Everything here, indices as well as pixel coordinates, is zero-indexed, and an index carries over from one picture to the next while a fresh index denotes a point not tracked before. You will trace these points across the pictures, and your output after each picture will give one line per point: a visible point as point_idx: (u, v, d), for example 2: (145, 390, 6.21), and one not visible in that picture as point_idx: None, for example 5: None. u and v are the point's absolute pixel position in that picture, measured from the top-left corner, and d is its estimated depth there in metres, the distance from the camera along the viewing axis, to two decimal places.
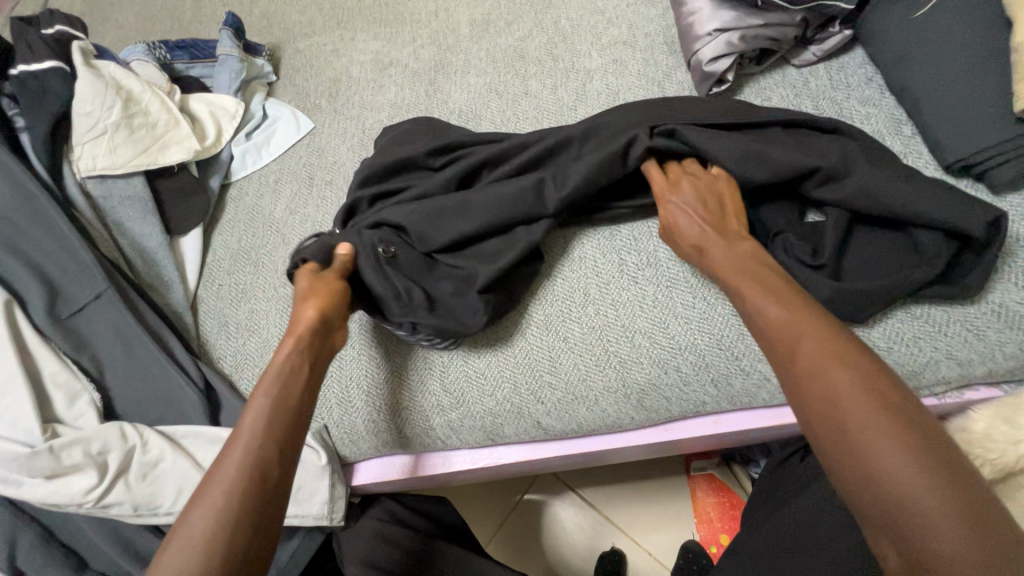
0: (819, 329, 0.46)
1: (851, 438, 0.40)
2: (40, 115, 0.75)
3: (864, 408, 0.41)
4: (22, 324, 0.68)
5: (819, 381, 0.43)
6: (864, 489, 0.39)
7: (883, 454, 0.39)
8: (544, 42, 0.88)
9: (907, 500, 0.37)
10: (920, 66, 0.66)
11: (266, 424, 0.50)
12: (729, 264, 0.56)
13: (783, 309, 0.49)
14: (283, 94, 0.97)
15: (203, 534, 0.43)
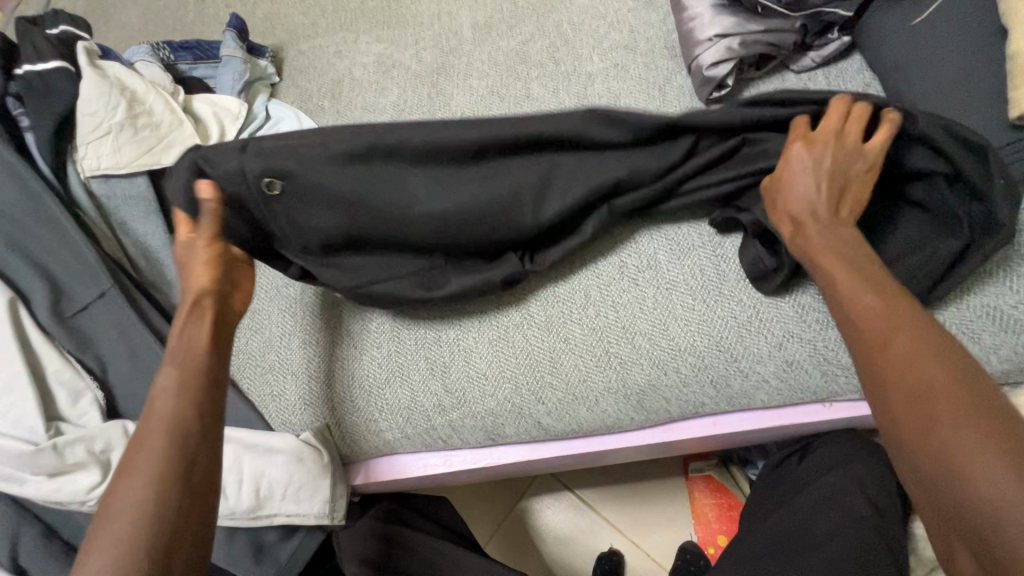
0: (913, 329, 0.44)
1: (941, 436, 0.40)
2: (45, 114, 0.75)
3: (957, 414, 0.40)
4: (26, 322, 0.69)
5: (912, 375, 0.43)
6: (944, 486, 0.39)
7: (976, 463, 0.38)
8: (545, 46, 0.89)
9: (997, 508, 0.36)
10: (917, 73, 0.67)
11: (178, 395, 0.50)
12: (829, 249, 0.52)
13: (876, 304, 0.47)
14: (286, 95, 0.98)
15: (130, 522, 0.44)
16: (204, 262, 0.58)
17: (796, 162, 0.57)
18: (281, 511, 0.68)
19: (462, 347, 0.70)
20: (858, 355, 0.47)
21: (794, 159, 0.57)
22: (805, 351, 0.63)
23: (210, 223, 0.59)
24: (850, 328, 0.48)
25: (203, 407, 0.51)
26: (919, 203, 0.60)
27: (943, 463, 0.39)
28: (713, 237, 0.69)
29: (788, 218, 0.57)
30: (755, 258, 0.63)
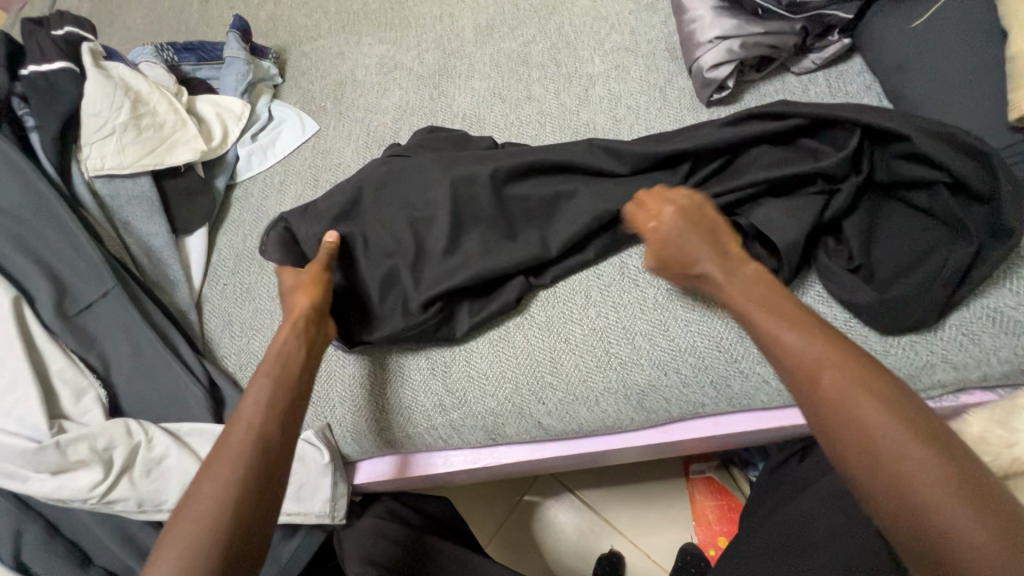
0: (838, 357, 0.44)
1: (893, 470, 0.38)
2: (49, 115, 0.75)
3: (902, 440, 0.39)
4: (30, 321, 0.69)
5: (849, 409, 0.41)
6: (912, 526, 0.36)
7: (930, 490, 0.36)
8: (547, 48, 0.89)
9: (955, 539, 0.35)
10: (917, 75, 0.67)
11: (269, 401, 0.52)
12: (740, 293, 0.54)
13: (801, 338, 0.47)
14: (289, 96, 0.98)
15: (207, 515, 0.44)
16: (309, 285, 0.62)
17: (670, 230, 0.59)
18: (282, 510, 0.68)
19: (464, 348, 0.71)
20: (795, 394, 0.46)
21: (664, 228, 0.59)
22: None
23: (326, 259, 0.65)
24: (781, 367, 0.48)
25: (289, 419, 0.53)
26: (925, 210, 0.60)
27: (902, 500, 0.37)
28: None
29: (692, 274, 0.59)
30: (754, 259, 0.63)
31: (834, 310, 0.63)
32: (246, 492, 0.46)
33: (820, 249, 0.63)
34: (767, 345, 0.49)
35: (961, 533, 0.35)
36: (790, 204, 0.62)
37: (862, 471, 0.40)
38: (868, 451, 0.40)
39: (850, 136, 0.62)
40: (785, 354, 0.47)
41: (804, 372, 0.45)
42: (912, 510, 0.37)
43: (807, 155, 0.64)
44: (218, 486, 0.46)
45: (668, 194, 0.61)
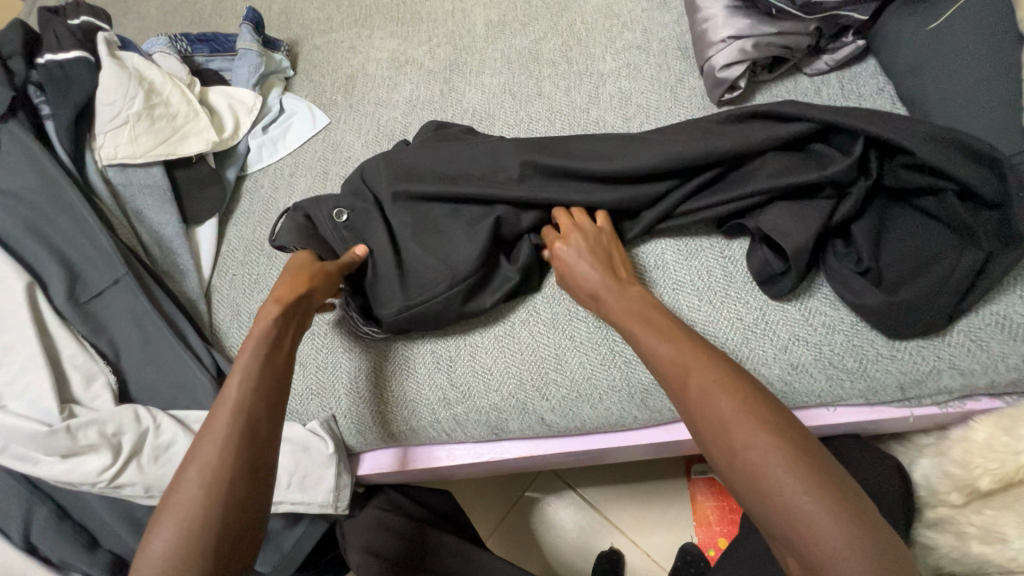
0: (703, 358, 0.49)
1: (744, 461, 0.42)
2: (65, 103, 0.76)
3: (747, 430, 0.43)
4: (43, 306, 0.70)
5: (711, 406, 0.46)
6: (764, 514, 0.41)
7: (771, 474, 0.41)
8: (558, 45, 0.89)
9: (792, 515, 0.40)
10: (931, 79, 0.67)
11: (251, 382, 0.52)
12: (623, 310, 0.57)
13: (670, 344, 0.51)
14: (300, 89, 0.99)
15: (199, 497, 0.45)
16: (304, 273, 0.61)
17: (570, 253, 0.63)
18: (286, 499, 0.69)
19: (467, 344, 0.71)
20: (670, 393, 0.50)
21: (565, 251, 0.63)
22: (811, 355, 0.62)
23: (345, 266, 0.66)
24: (658, 371, 0.52)
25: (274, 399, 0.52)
26: (933, 215, 0.59)
27: (757, 491, 0.41)
28: (721, 242, 0.69)
29: (587, 296, 0.62)
30: (763, 262, 0.63)
31: (842, 313, 0.63)
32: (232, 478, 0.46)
33: (828, 252, 0.63)
34: (645, 350, 0.53)
35: (802, 521, 0.39)
36: (797, 207, 0.62)
37: (725, 463, 0.44)
38: (728, 447, 0.44)
39: (856, 142, 0.61)
40: (660, 363, 0.51)
41: (675, 377, 0.49)
42: (766, 501, 0.41)
43: (814, 161, 0.63)
44: (205, 472, 0.46)
45: (581, 220, 0.66)
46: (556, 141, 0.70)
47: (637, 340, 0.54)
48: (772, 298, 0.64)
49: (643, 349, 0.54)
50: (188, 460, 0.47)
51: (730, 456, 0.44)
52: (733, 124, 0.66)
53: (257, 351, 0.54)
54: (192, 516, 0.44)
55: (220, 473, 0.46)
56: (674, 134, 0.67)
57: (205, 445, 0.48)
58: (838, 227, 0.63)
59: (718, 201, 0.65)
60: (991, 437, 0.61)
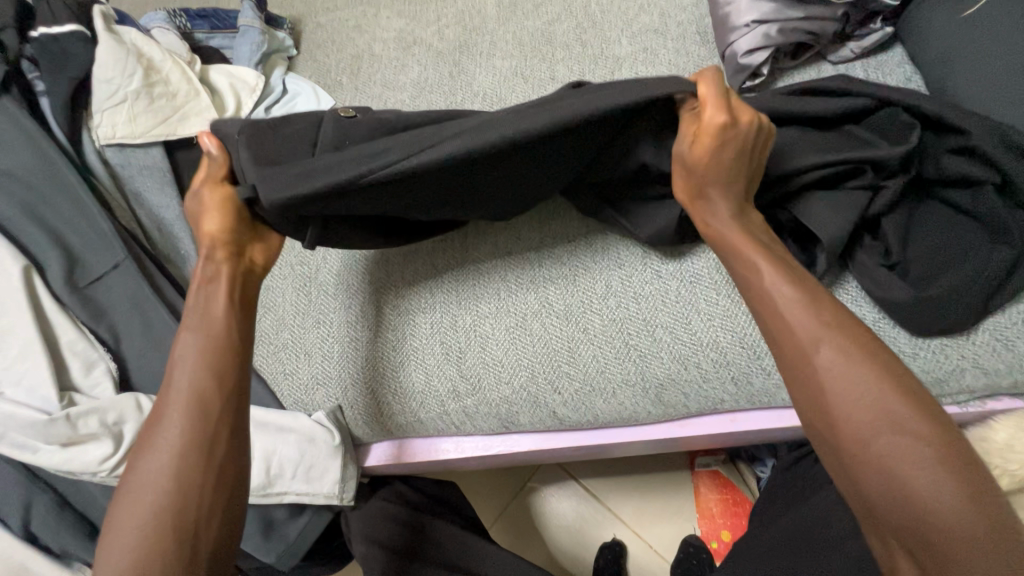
0: (840, 332, 0.45)
1: (878, 446, 0.40)
2: (61, 79, 0.74)
3: (890, 417, 0.41)
4: (40, 290, 0.68)
5: (843, 383, 0.43)
6: (895, 504, 0.39)
7: (912, 467, 0.39)
8: (572, 27, 0.86)
9: (933, 515, 0.38)
10: (964, 69, 0.65)
11: (198, 363, 0.50)
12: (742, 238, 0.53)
13: (799, 306, 0.47)
14: (304, 69, 0.96)
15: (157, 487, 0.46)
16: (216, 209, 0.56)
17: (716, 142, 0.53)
18: (291, 490, 0.68)
19: (479, 334, 0.70)
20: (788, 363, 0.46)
21: (719, 138, 0.53)
22: None
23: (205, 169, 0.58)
24: (778, 335, 0.47)
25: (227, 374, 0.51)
26: (966, 211, 0.57)
27: (889, 480, 0.39)
28: None
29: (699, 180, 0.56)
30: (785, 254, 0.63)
31: (863, 310, 0.62)
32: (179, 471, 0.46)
33: (856, 244, 0.62)
34: (761, 300, 0.49)
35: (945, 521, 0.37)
36: (830, 197, 0.60)
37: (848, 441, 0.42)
38: (855, 428, 0.41)
39: (912, 131, 0.59)
40: (783, 332, 0.47)
41: (796, 351, 0.46)
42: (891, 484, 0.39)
43: (856, 144, 0.61)
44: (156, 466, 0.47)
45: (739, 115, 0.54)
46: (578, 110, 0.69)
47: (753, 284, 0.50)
48: None
49: (758, 299, 0.50)
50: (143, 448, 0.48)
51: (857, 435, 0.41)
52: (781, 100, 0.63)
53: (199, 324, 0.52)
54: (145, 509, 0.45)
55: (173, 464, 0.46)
56: None
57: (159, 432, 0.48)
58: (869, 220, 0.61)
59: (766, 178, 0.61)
60: (1011, 438, 0.60)
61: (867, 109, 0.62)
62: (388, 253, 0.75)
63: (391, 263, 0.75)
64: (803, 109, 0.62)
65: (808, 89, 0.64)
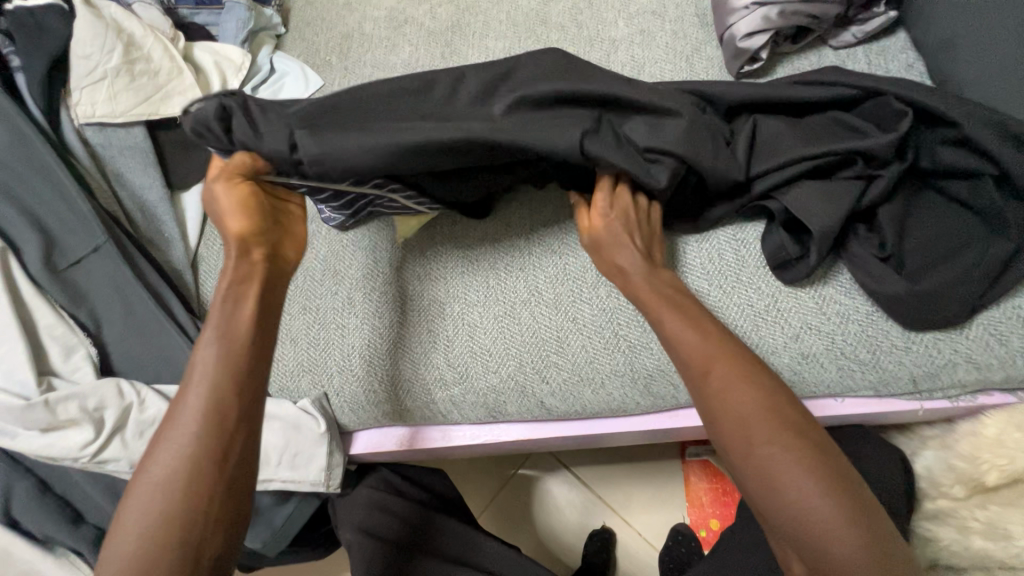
0: (727, 352, 0.48)
1: (761, 456, 0.42)
2: (37, 54, 0.71)
3: (768, 428, 0.43)
4: (17, 273, 0.67)
5: (732, 404, 0.45)
6: (778, 512, 0.41)
7: (791, 477, 0.41)
8: (568, 8, 0.84)
9: (808, 518, 0.40)
10: (967, 56, 0.63)
11: (215, 366, 0.47)
12: (649, 290, 0.55)
13: (696, 334, 0.49)
14: (292, 48, 0.93)
15: (159, 480, 0.44)
16: (239, 209, 0.54)
17: (618, 223, 0.57)
18: (277, 477, 0.67)
19: (466, 322, 0.68)
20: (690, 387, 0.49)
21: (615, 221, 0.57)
22: (822, 344, 0.60)
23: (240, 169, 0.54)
24: (679, 360, 0.50)
25: (247, 380, 0.48)
26: (964, 202, 0.57)
27: (771, 489, 0.42)
28: (736, 225, 0.66)
29: (611, 268, 0.58)
30: (778, 245, 0.61)
31: (857, 302, 0.60)
32: (189, 471, 0.44)
33: (849, 236, 0.60)
34: (667, 337, 0.51)
35: (819, 521, 0.40)
36: (825, 187, 0.58)
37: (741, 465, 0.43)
38: (746, 441, 0.43)
39: (903, 119, 0.57)
40: (683, 352, 0.49)
41: (698, 368, 0.48)
42: (775, 501, 0.41)
43: (848, 132, 0.60)
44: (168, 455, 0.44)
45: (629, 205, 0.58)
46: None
47: (662, 325, 0.52)
48: (785, 283, 0.62)
49: (666, 337, 0.51)
50: (156, 439, 0.46)
51: (745, 458, 0.43)
52: (778, 87, 0.63)
53: (218, 316, 0.50)
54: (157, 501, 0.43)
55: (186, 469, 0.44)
56: (715, 93, 0.63)
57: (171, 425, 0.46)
58: (864, 210, 0.60)
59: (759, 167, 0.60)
60: (1001, 433, 0.61)
61: (858, 97, 0.61)
62: (386, 243, 0.73)
63: (382, 249, 0.73)
64: (795, 97, 0.62)
65: (803, 76, 0.63)
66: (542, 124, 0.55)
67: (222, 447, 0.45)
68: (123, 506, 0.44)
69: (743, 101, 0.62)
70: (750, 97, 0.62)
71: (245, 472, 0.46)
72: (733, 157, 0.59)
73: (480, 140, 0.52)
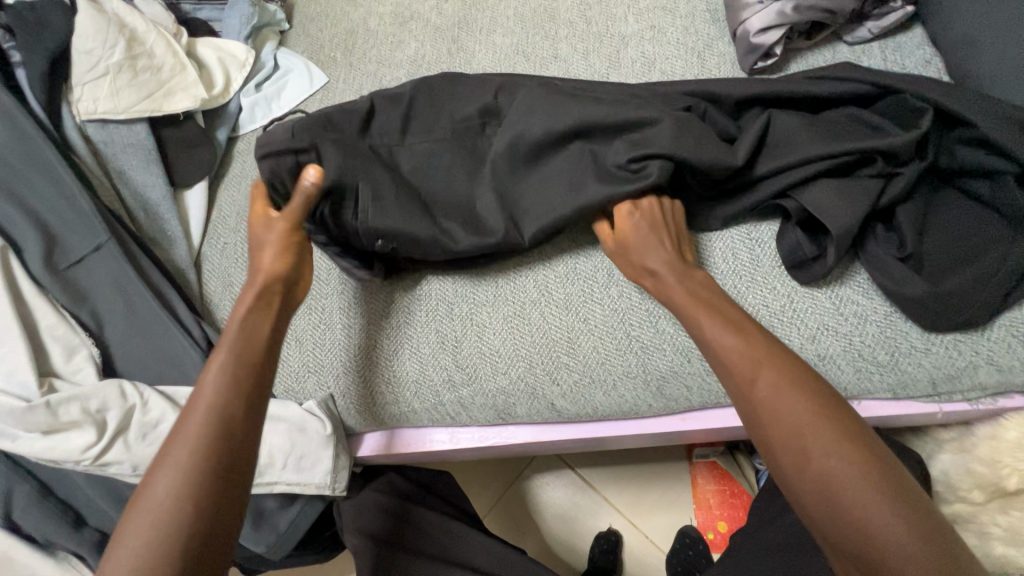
0: (773, 357, 0.46)
1: (820, 468, 0.41)
2: (38, 50, 0.70)
3: (825, 438, 0.42)
4: (18, 272, 0.65)
5: (782, 413, 0.44)
6: (840, 526, 0.40)
7: (852, 489, 0.40)
8: (577, 4, 0.82)
9: (871, 531, 0.39)
10: (987, 52, 0.62)
11: (224, 382, 0.48)
12: (686, 297, 0.53)
13: (738, 340, 0.48)
14: (296, 44, 0.92)
15: (167, 495, 0.43)
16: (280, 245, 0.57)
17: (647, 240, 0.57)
18: (282, 479, 0.66)
19: (476, 323, 0.67)
20: (735, 396, 0.47)
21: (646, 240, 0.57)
22: (839, 345, 0.59)
23: (303, 204, 0.56)
24: (722, 368, 0.48)
25: (254, 393, 0.49)
26: (985, 201, 0.56)
27: (831, 501, 0.40)
28: (750, 224, 0.64)
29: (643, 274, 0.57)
30: (794, 245, 0.59)
31: (876, 303, 0.59)
32: (199, 482, 0.44)
33: (868, 236, 0.59)
34: (708, 345, 0.50)
35: (884, 535, 0.38)
36: (844, 186, 0.57)
37: (794, 476, 0.42)
38: (801, 452, 0.42)
39: (923, 117, 0.56)
40: (727, 359, 0.48)
41: (744, 376, 0.46)
42: (837, 514, 0.40)
43: (866, 130, 0.59)
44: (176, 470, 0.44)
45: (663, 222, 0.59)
46: (583, 86, 0.66)
47: (704, 334, 0.51)
48: (800, 284, 0.61)
49: (707, 344, 0.50)
50: (161, 458, 0.45)
51: (803, 469, 0.42)
52: (792, 81, 0.62)
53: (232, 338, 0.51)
54: (162, 518, 0.42)
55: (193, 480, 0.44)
56: (727, 91, 0.62)
57: (176, 440, 0.46)
58: (882, 210, 0.59)
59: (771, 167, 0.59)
60: (1021, 437, 0.60)
61: (876, 94, 0.60)
62: None
63: None
64: (809, 94, 0.61)
65: (817, 72, 0.62)
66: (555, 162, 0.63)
67: (229, 454, 0.46)
68: (126, 525, 0.43)
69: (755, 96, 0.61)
70: (762, 95, 0.61)
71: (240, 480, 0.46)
72: (741, 156, 0.59)
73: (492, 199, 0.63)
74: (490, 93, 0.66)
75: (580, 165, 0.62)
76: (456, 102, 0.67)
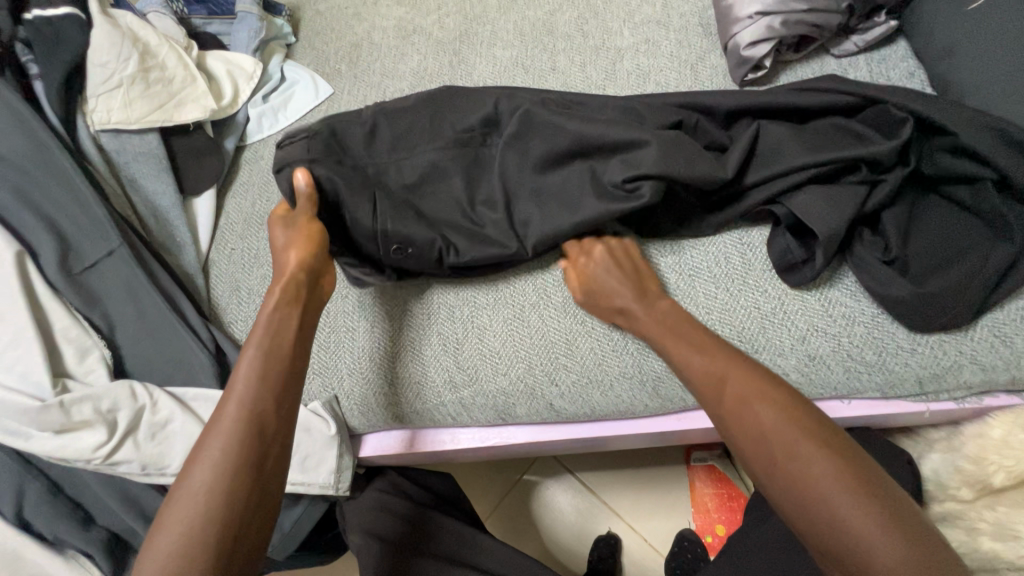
0: (739, 368, 0.50)
1: (790, 468, 0.43)
2: (54, 62, 0.72)
3: (790, 439, 0.44)
4: (34, 276, 0.67)
5: (751, 418, 0.47)
6: (814, 523, 0.42)
7: (821, 485, 0.42)
8: (574, 18, 0.85)
9: (840, 523, 0.40)
10: (967, 65, 0.64)
11: (252, 382, 0.51)
12: (655, 323, 0.58)
13: (705, 359, 0.52)
14: (302, 57, 0.95)
15: (203, 489, 0.46)
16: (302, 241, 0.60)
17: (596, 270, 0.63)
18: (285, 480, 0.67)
19: (476, 325, 0.69)
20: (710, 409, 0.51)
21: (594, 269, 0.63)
22: (829, 345, 0.61)
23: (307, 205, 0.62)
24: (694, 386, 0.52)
25: (283, 396, 0.52)
26: (965, 206, 0.58)
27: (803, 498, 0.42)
28: (743, 229, 0.67)
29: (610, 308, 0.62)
30: (783, 250, 0.62)
31: (863, 305, 0.61)
32: (228, 479, 0.46)
33: (855, 240, 0.61)
34: (679, 366, 0.54)
35: (855, 527, 0.40)
36: (831, 192, 0.59)
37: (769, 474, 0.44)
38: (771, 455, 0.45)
39: (904, 126, 0.59)
40: (699, 372, 0.52)
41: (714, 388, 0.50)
42: (809, 510, 0.42)
43: (850, 138, 0.61)
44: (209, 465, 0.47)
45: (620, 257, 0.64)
46: (580, 98, 0.69)
47: (673, 357, 0.55)
48: (790, 287, 0.63)
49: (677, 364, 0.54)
50: (193, 452, 0.48)
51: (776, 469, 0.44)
52: (778, 93, 0.65)
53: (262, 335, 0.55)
54: (195, 514, 0.45)
55: (221, 476, 0.46)
56: (717, 102, 0.65)
57: (210, 434, 0.49)
58: (868, 216, 0.61)
59: (761, 175, 0.62)
60: (1007, 434, 0.62)
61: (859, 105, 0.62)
62: None
63: None
64: (795, 105, 0.64)
65: (803, 83, 0.65)
66: (551, 178, 0.65)
67: (263, 452, 0.49)
68: (162, 515, 0.46)
69: (744, 108, 0.64)
70: (750, 107, 0.64)
71: (274, 480, 0.49)
72: (731, 165, 0.62)
73: (490, 222, 0.65)
74: (490, 105, 0.69)
75: (579, 180, 0.65)
76: (462, 113, 0.69)
